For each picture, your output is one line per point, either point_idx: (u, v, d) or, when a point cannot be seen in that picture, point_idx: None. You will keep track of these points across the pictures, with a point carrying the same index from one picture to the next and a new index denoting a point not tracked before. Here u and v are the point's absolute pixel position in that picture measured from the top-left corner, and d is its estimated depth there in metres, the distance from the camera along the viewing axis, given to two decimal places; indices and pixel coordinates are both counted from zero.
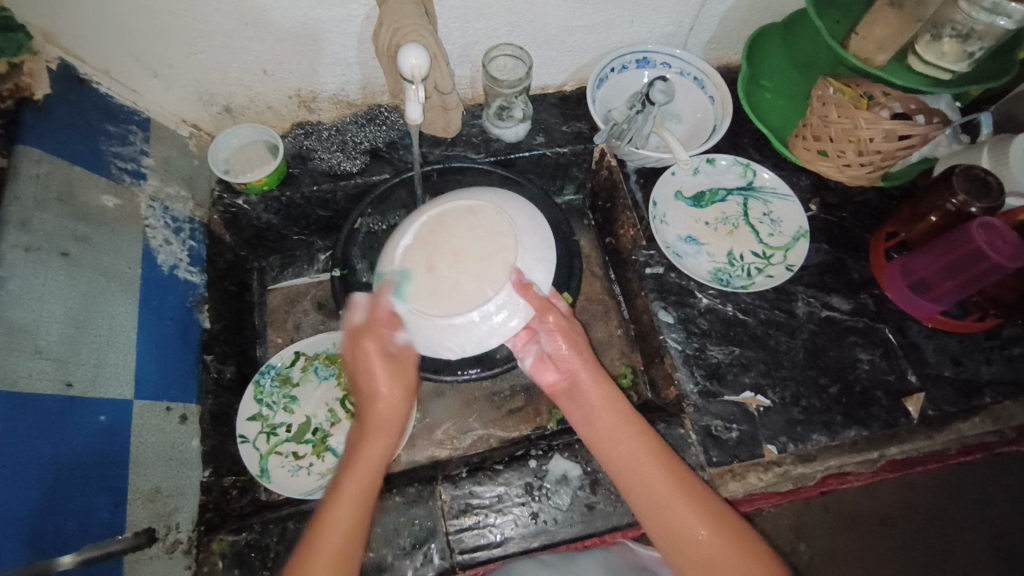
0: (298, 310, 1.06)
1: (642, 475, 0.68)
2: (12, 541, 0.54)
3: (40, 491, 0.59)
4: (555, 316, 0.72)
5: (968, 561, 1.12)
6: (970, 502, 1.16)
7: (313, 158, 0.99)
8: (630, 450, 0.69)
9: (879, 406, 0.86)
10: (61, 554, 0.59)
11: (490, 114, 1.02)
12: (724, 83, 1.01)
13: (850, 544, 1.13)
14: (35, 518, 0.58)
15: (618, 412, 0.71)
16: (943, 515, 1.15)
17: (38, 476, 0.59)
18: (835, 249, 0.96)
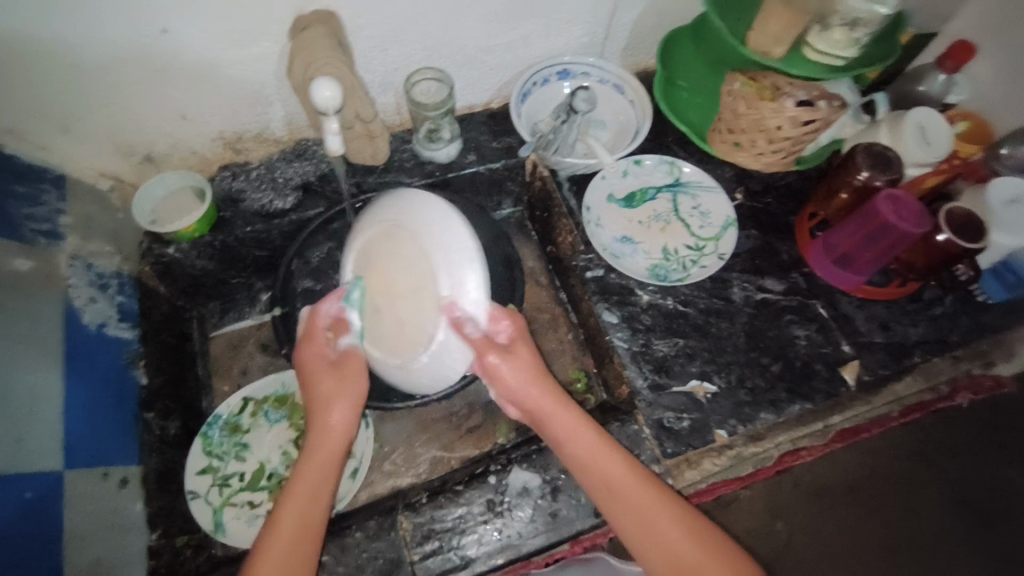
0: (244, 354, 1.03)
1: (616, 493, 0.69)
2: None
3: None
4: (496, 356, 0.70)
5: (929, 520, 1.17)
6: (924, 460, 1.21)
7: (244, 200, 0.97)
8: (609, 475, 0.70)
9: (819, 378, 0.89)
10: None
11: (420, 137, 1.03)
12: (641, 87, 1.05)
13: (818, 518, 1.16)
14: None
15: (592, 440, 0.72)
16: (902, 476, 1.19)
17: None
18: (764, 233, 1.00)
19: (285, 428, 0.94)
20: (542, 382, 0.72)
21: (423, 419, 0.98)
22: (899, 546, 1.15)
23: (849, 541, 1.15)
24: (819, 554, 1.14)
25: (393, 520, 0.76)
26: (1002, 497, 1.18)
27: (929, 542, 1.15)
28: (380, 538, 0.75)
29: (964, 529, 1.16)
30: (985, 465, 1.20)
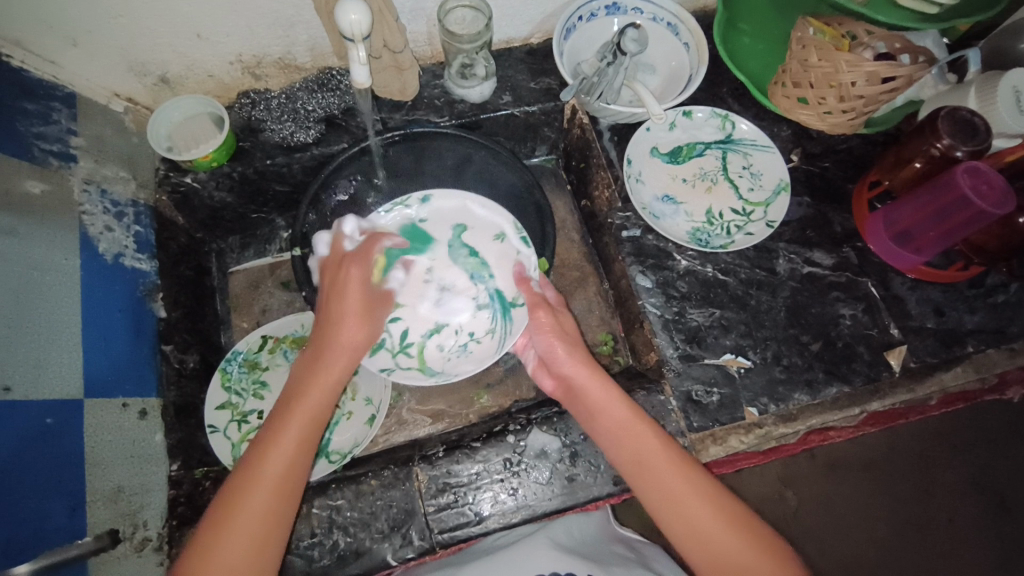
0: (262, 293, 1.01)
1: (670, 499, 0.66)
2: None
3: None
4: (545, 313, 0.80)
5: (949, 505, 1.14)
6: (951, 444, 1.17)
7: (264, 130, 0.92)
8: (668, 489, 0.66)
9: (861, 361, 0.84)
10: (17, 564, 0.56)
11: (452, 73, 0.95)
12: (699, 28, 0.94)
13: (836, 491, 1.15)
14: None
15: (655, 458, 0.68)
16: (927, 458, 1.17)
17: None
18: (818, 202, 0.92)
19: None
20: (585, 377, 0.74)
21: None
22: (915, 526, 1.13)
23: (866, 515, 1.14)
24: (835, 527, 1.13)
25: (409, 471, 0.76)
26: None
27: (948, 524, 1.13)
28: (395, 488, 0.75)
29: (986, 514, 1.14)
30: (1014, 451, 1.17)
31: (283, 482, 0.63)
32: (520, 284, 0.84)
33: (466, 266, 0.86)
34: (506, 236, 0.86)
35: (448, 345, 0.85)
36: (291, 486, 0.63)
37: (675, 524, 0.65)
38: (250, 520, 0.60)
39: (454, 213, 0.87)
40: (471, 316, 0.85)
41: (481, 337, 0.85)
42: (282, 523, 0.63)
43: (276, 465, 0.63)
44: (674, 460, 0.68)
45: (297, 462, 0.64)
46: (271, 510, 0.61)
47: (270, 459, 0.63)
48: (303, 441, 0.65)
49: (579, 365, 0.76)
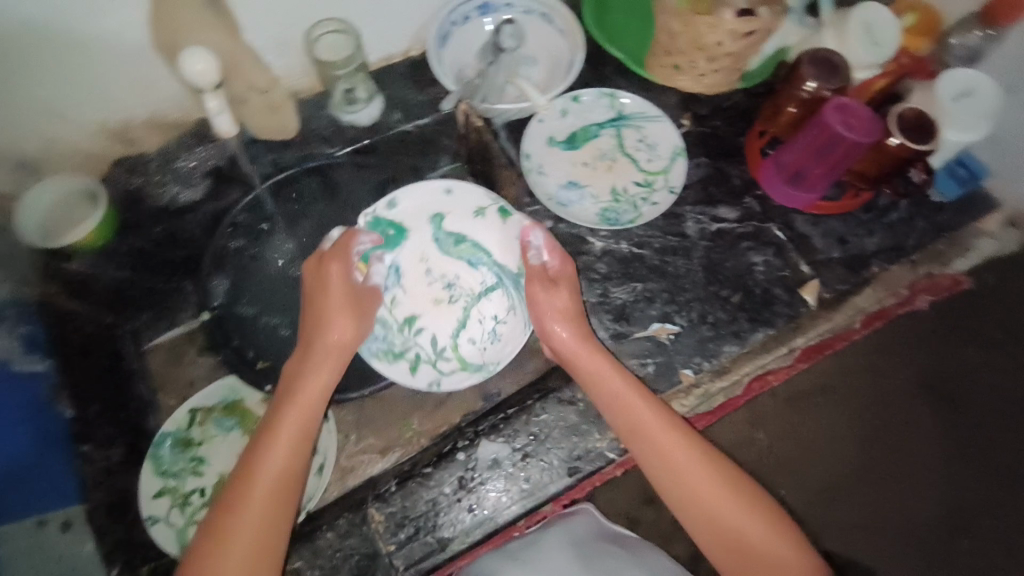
0: (185, 364, 0.95)
1: (649, 442, 0.73)
2: None
3: None
4: (539, 286, 0.82)
5: (925, 412, 1.14)
6: (899, 352, 1.19)
7: (146, 197, 0.89)
8: (675, 461, 0.71)
9: (780, 303, 0.88)
10: None
11: (336, 101, 0.93)
12: (570, 15, 0.97)
13: (810, 420, 1.15)
14: None
15: (661, 430, 0.73)
16: (879, 370, 1.19)
17: None
18: (714, 159, 0.96)
19: (241, 433, 0.89)
20: (585, 355, 0.78)
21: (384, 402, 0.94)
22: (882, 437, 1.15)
23: (836, 437, 1.14)
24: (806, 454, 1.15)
25: (364, 514, 0.76)
26: (1014, 378, 1.14)
27: None
28: (352, 535, 0.75)
29: None
30: None
31: (285, 472, 0.68)
32: (523, 253, 0.85)
33: (461, 256, 0.90)
34: (484, 210, 0.89)
35: (478, 337, 0.88)
36: (293, 476, 0.68)
37: (677, 497, 0.71)
38: (254, 510, 0.65)
39: (423, 208, 0.90)
40: (489, 301, 0.89)
41: (505, 317, 0.89)
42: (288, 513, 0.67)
43: (277, 458, 0.68)
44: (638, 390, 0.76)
45: (298, 453, 0.70)
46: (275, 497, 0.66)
47: (270, 455, 0.68)
48: (305, 432, 0.71)
49: (574, 342, 0.79)
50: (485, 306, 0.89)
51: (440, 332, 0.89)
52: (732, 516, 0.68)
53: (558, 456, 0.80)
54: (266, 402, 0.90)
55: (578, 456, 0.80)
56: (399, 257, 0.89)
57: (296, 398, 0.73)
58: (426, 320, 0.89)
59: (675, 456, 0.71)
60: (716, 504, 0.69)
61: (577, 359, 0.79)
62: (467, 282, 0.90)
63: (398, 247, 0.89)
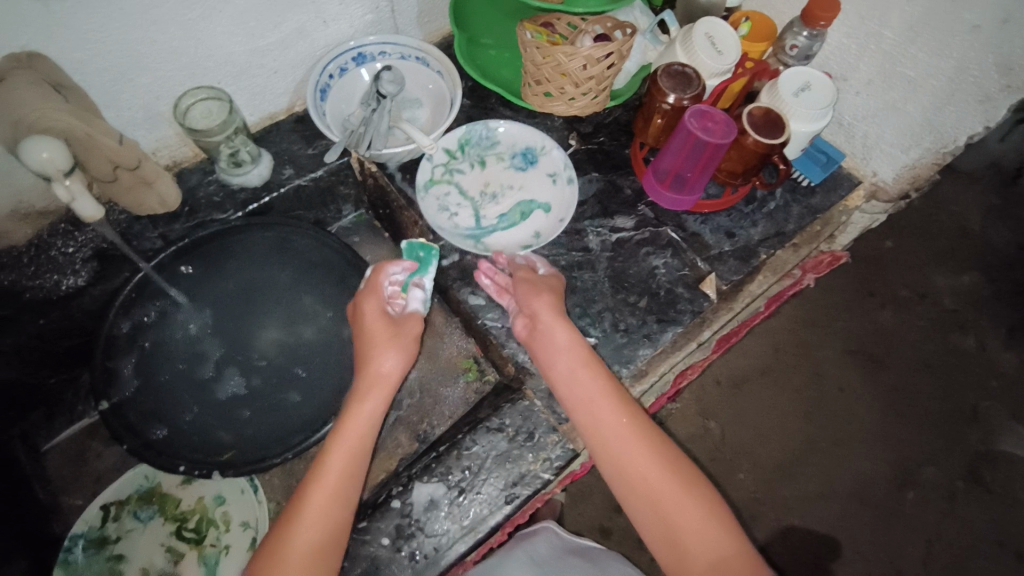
0: (90, 458, 0.92)
1: (617, 443, 0.74)
2: None
3: None
4: (527, 280, 0.85)
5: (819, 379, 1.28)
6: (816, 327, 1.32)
7: (24, 290, 0.83)
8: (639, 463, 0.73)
9: (684, 300, 0.92)
10: None
11: (223, 165, 0.93)
12: (444, 56, 0.99)
13: (746, 404, 1.27)
14: None
15: (631, 429, 0.74)
16: (805, 344, 1.31)
17: None
18: (604, 174, 1.01)
19: (159, 521, 0.86)
20: (576, 351, 0.78)
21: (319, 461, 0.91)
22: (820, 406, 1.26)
23: (776, 412, 1.26)
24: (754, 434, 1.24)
25: None
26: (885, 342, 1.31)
27: (840, 392, 1.27)
28: None
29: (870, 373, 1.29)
30: (862, 310, 1.33)
31: (339, 490, 0.71)
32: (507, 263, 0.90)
33: (510, 210, 0.97)
34: (535, 240, 0.94)
35: (445, 199, 0.97)
36: (344, 496, 0.71)
37: (640, 499, 0.72)
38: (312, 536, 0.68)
39: (550, 198, 0.98)
40: (467, 216, 0.96)
41: (459, 218, 0.96)
42: (339, 532, 0.70)
43: (333, 480, 0.71)
44: (603, 377, 0.77)
45: (349, 475, 0.72)
46: (327, 518, 0.69)
47: (330, 477, 0.71)
48: (358, 454, 0.74)
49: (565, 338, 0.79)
50: (468, 214, 0.96)
51: (468, 183, 0.99)
52: (676, 506, 0.71)
53: (494, 486, 0.79)
54: (186, 483, 0.89)
55: (513, 483, 0.79)
56: (537, 165, 1.00)
57: (353, 421, 0.75)
58: (467, 177, 0.99)
59: (637, 458, 0.73)
60: (660, 495, 0.71)
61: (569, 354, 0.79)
62: (489, 211, 0.97)
63: (537, 169, 1.00)
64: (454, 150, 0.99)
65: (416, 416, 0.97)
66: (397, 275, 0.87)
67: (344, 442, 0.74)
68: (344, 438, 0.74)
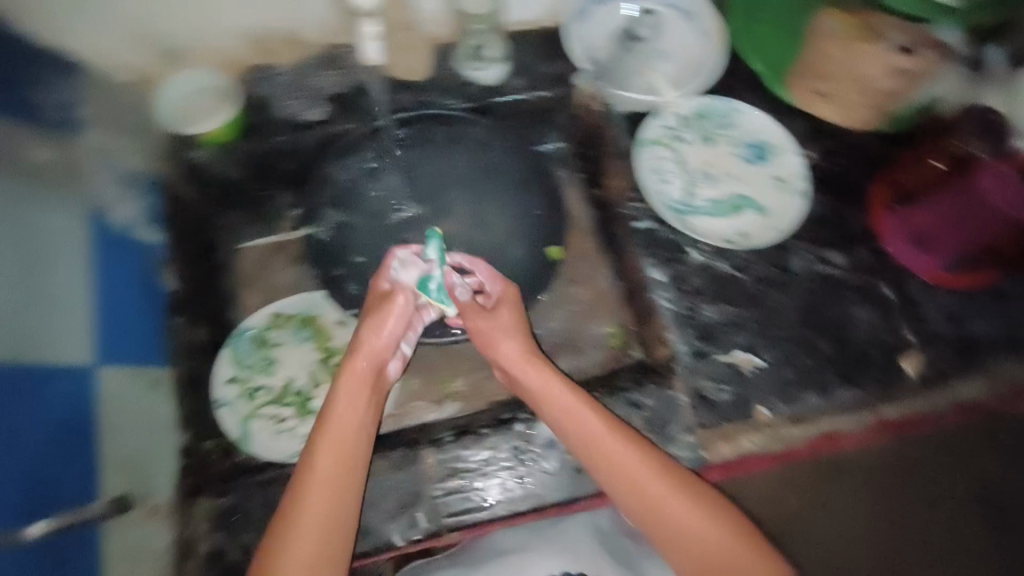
0: (271, 271, 0.98)
1: (634, 486, 0.66)
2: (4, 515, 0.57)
3: (19, 461, 0.60)
4: (481, 315, 0.78)
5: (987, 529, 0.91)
6: None
7: (271, 106, 0.89)
8: (652, 494, 0.66)
9: (874, 365, 0.83)
10: (49, 510, 0.62)
11: (462, 55, 0.93)
12: (717, 19, 0.93)
13: None
14: (36, 481, 0.61)
15: (642, 463, 0.67)
16: None
17: (21, 445, 0.61)
18: (835, 199, 0.90)
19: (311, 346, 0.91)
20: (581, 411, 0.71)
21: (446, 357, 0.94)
22: None
23: None
24: None
25: (417, 454, 0.78)
26: None
27: None
28: (403, 470, 0.77)
29: None
30: None
31: (338, 488, 0.65)
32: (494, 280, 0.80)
33: (726, 198, 0.88)
34: (746, 238, 0.86)
35: (660, 163, 0.90)
36: (350, 461, 0.66)
37: (656, 525, 0.65)
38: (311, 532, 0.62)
39: (775, 204, 0.88)
40: (679, 188, 0.88)
41: (670, 186, 0.89)
42: (347, 504, 0.64)
43: (326, 459, 0.65)
44: (611, 417, 0.70)
45: (351, 475, 0.66)
46: (336, 488, 0.64)
47: (324, 454, 0.66)
48: (355, 430, 0.69)
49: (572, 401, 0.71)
50: (679, 187, 0.89)
51: (691, 153, 0.90)
52: (689, 528, 0.64)
53: None
54: (342, 323, 0.92)
55: None
56: (772, 163, 0.90)
57: (342, 416, 0.69)
58: (691, 146, 0.90)
59: (652, 491, 0.66)
60: (672, 517, 0.65)
61: (577, 418, 0.70)
62: (707, 192, 0.88)
63: (770, 168, 0.89)
64: (694, 110, 0.92)
65: (551, 355, 0.97)
66: (405, 267, 0.77)
67: (334, 422, 0.68)
68: (334, 436, 0.67)
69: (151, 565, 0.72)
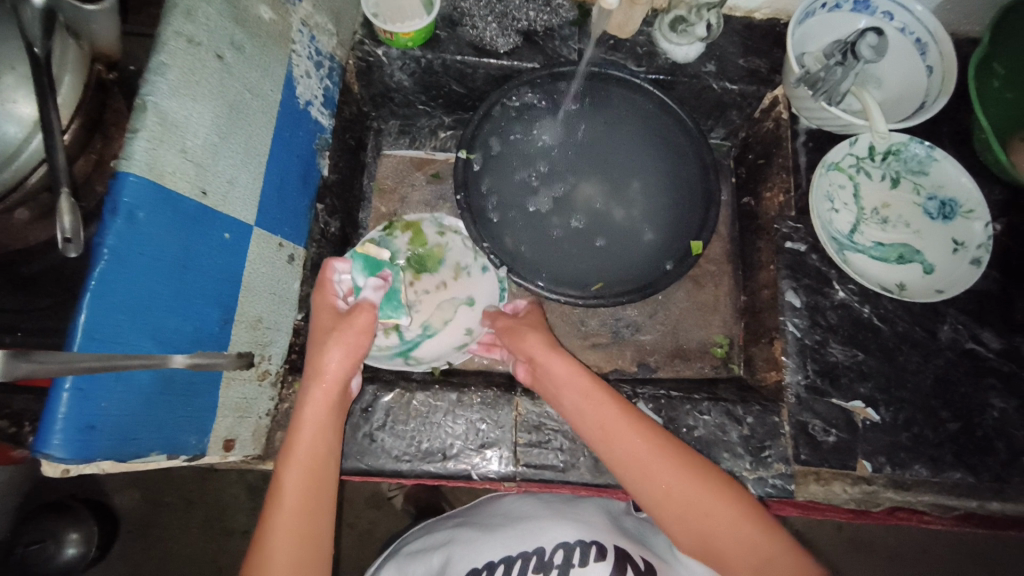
0: (406, 184, 1.03)
1: (658, 486, 0.65)
2: (147, 341, 0.58)
3: (173, 294, 0.61)
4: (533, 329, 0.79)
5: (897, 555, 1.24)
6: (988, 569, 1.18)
7: (464, 25, 0.90)
8: (683, 498, 0.64)
9: (997, 458, 0.78)
10: (184, 350, 0.63)
11: (664, 23, 0.89)
12: (953, 53, 0.84)
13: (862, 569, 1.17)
14: (179, 317, 0.62)
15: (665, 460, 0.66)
16: None
17: (180, 278, 0.61)
18: (1006, 280, 0.84)
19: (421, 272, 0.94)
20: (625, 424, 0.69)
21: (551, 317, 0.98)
22: None
23: None
24: None
25: (511, 399, 0.79)
26: None
27: None
28: (494, 409, 0.78)
29: None
30: None
31: (304, 504, 0.62)
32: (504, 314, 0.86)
33: (889, 245, 0.85)
34: (904, 290, 0.82)
35: (836, 190, 0.86)
36: (322, 484, 0.64)
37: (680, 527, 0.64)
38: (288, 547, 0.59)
39: (943, 266, 0.83)
40: (845, 221, 0.85)
41: (839, 214, 0.85)
42: (323, 527, 0.63)
43: (297, 482, 0.63)
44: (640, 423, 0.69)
45: (316, 486, 0.64)
46: (308, 512, 0.62)
47: (291, 487, 0.63)
48: (321, 458, 0.65)
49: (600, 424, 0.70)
50: (845, 218, 0.86)
51: (867, 188, 0.87)
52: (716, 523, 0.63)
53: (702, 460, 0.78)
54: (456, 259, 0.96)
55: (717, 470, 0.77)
56: (953, 225, 0.84)
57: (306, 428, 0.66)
58: (870, 182, 0.87)
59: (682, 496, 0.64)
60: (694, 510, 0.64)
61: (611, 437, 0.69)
62: (870, 231, 0.86)
63: (948, 229, 0.84)
64: (892, 146, 0.86)
65: (649, 346, 0.97)
66: (346, 275, 0.78)
67: (295, 450, 0.64)
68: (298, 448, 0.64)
69: (251, 424, 0.74)
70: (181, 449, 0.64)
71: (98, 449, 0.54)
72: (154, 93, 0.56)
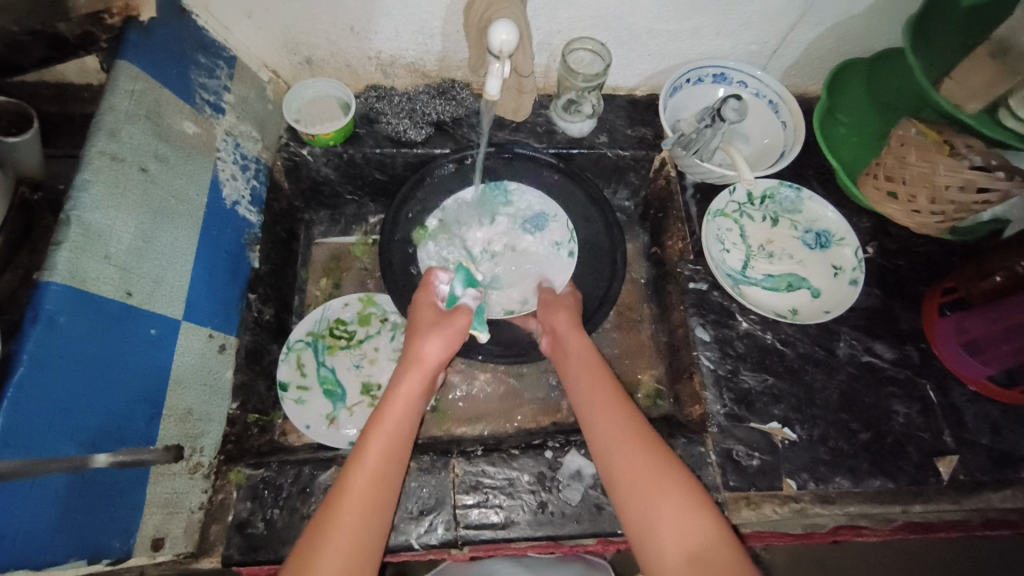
0: (340, 267, 1.08)
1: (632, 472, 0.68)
2: (67, 443, 0.58)
3: (95, 392, 0.63)
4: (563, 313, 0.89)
5: None
6: None
7: (380, 122, 1.00)
8: (649, 484, 0.66)
9: (910, 460, 0.83)
10: (109, 449, 0.63)
11: (558, 105, 1.02)
12: (800, 111, 0.99)
13: None
14: (101, 415, 0.63)
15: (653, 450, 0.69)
16: None
17: (103, 376, 0.64)
18: (887, 296, 0.93)
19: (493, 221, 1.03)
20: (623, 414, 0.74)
21: (488, 378, 1.02)
22: None
23: None
24: None
25: (446, 462, 0.81)
26: None
27: None
28: (431, 474, 0.80)
29: None
30: None
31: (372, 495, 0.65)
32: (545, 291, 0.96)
33: (778, 276, 0.95)
34: (797, 313, 0.91)
35: (724, 233, 0.96)
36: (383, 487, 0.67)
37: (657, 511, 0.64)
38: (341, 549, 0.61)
39: (825, 288, 0.93)
40: (736, 257, 0.95)
41: (731, 253, 0.95)
42: (379, 528, 0.64)
43: (373, 466, 0.67)
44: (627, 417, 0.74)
45: (384, 482, 0.67)
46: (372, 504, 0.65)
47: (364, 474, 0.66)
48: (389, 462, 0.68)
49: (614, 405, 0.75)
50: (736, 257, 0.95)
51: (752, 229, 0.98)
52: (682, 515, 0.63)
53: None
54: (528, 222, 1.03)
55: None
56: (829, 252, 0.95)
57: (390, 415, 0.72)
58: (754, 223, 0.98)
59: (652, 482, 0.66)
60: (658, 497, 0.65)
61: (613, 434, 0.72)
62: (759, 265, 0.95)
63: (824, 256, 0.95)
64: (765, 191, 0.98)
65: None
66: (446, 285, 0.90)
67: (370, 447, 0.69)
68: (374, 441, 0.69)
69: (183, 519, 0.73)
70: (103, 553, 0.63)
71: (9, 557, 0.54)
72: (78, 207, 0.63)
